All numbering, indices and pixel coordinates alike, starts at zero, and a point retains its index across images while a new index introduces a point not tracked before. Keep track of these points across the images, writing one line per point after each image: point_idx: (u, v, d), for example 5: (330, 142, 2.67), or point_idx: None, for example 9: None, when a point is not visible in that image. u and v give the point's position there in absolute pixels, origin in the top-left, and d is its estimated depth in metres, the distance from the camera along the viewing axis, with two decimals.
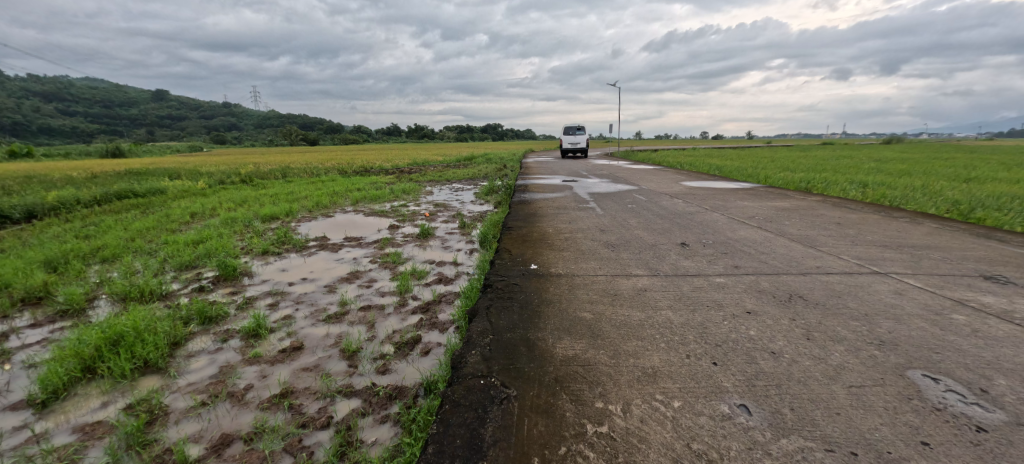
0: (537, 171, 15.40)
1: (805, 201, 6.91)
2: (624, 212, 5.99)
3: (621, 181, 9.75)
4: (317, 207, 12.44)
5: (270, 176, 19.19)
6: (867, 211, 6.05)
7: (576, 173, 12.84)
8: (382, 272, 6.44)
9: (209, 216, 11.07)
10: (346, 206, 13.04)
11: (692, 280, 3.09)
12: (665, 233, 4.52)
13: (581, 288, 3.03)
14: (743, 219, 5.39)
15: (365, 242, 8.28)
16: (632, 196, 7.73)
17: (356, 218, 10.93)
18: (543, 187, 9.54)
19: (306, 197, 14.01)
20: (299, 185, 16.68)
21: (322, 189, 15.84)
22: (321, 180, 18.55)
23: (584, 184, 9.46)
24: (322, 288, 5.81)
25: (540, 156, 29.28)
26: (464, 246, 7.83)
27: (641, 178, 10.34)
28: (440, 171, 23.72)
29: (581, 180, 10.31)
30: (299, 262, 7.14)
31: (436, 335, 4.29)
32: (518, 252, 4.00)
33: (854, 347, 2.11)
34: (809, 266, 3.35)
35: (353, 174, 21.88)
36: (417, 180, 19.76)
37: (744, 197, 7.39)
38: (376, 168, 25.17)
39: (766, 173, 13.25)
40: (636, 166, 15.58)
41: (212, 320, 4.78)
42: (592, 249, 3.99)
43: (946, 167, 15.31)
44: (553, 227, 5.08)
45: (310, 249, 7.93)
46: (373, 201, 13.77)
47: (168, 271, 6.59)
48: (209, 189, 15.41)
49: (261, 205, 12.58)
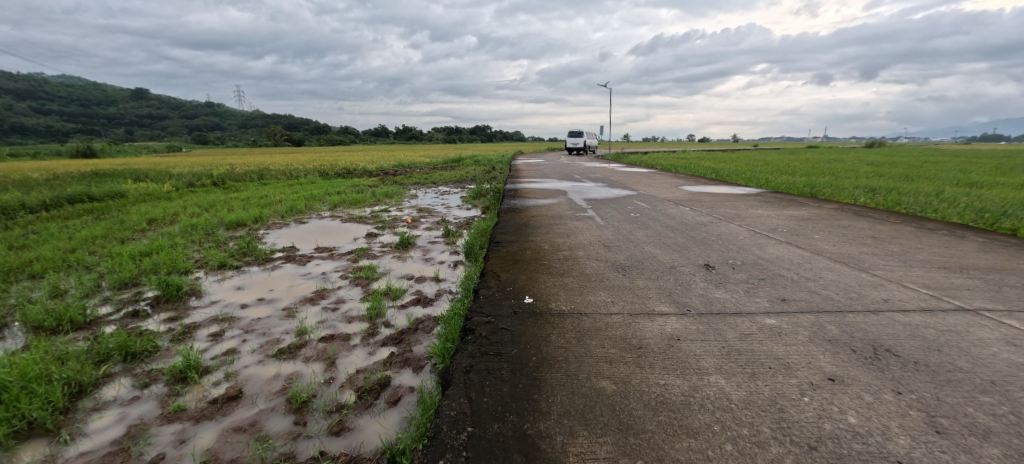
0: (527, 174, 14.67)
1: (823, 208, 6.29)
2: (628, 222, 5.27)
3: (617, 186, 9.06)
4: (290, 213, 11.53)
5: (244, 178, 18.11)
6: (896, 221, 5.44)
7: (568, 176, 12.13)
8: (351, 290, 5.61)
9: (169, 223, 10.10)
10: (322, 211, 12.15)
11: (734, 322, 2.38)
12: (682, 251, 3.82)
13: (593, 336, 2.31)
14: (763, 229, 4.71)
15: (337, 253, 7.44)
16: (633, 203, 7.01)
17: (331, 224, 10.03)
18: (534, 191, 8.78)
19: (279, 201, 13.04)
20: (274, 188, 15.68)
21: (299, 192, 14.89)
22: (299, 182, 17.56)
23: (578, 189, 8.76)
24: (279, 311, 4.98)
25: (530, 158, 28.61)
26: (447, 258, 7.04)
27: (638, 182, 9.65)
28: (426, 173, 22.88)
29: (574, 184, 9.59)
30: (258, 278, 6.27)
31: (409, 377, 3.52)
32: (508, 278, 3.25)
33: (1012, 450, 1.49)
34: (874, 299, 2.68)
35: (334, 176, 20.92)
36: (401, 183, 18.86)
37: (755, 203, 6.75)
38: (359, 170, 24.16)
39: (766, 177, 12.71)
40: (630, 169, 14.96)
41: (135, 357, 3.95)
42: (599, 272, 3.28)
43: (944, 172, 14.98)
44: (550, 240, 4.34)
45: (274, 261, 7.08)
46: (351, 206, 12.88)
47: (102, 292, 5.69)
48: (175, 192, 14.35)
49: (229, 211, 11.61)
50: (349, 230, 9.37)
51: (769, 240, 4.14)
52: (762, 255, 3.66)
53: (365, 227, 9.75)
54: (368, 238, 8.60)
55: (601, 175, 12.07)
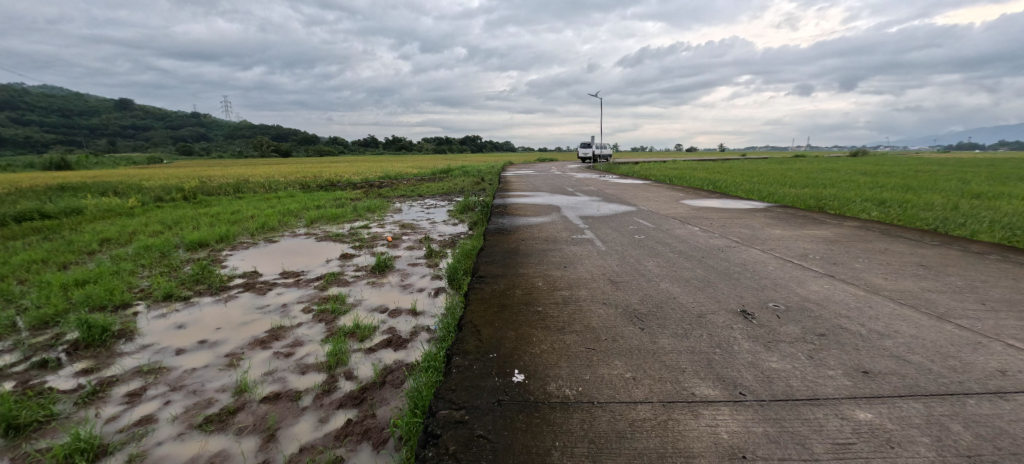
0: (516, 186, 13.96)
1: (843, 225, 5.71)
2: (633, 246, 4.59)
3: (614, 200, 8.40)
4: (261, 230, 10.65)
5: (217, 192, 17.11)
6: (930, 241, 4.87)
7: (560, 189, 11.45)
8: (312, 328, 4.80)
9: (122, 245, 9.15)
10: (297, 228, 11.30)
11: (813, 416, 1.79)
12: (707, 288, 3.13)
13: (615, 451, 1.66)
14: (792, 255, 4.06)
15: (303, 279, 6.60)
16: (634, 221, 6.33)
17: (303, 244, 9.17)
18: (523, 207, 8.08)
19: (250, 218, 12.12)
20: (248, 203, 14.75)
21: (274, 207, 14.02)
22: (276, 196, 16.64)
23: (572, 204, 8.09)
24: (220, 359, 4.17)
25: (519, 170, 28.07)
26: (428, 285, 6.26)
27: (636, 197, 9.02)
28: (413, 185, 22.14)
29: (568, 199, 8.91)
30: (206, 314, 5.41)
31: (365, 458, 2.73)
32: (492, 334, 2.55)
33: None
34: (980, 370, 2.06)
35: (315, 188, 20.05)
36: (385, 196, 18.02)
37: (768, 219, 6.16)
38: (342, 182, 23.29)
39: (765, 189, 12.22)
40: (623, 181, 14.39)
41: (18, 431, 3.11)
42: (610, 325, 2.61)
43: (943, 182, 14.61)
44: (543, 272, 3.62)
45: (230, 290, 6.24)
46: (329, 221, 12.02)
47: (14, 334, 4.80)
48: (139, 208, 13.35)
49: (194, 229, 10.71)
50: (321, 251, 8.52)
51: (807, 271, 3.49)
52: (806, 293, 3.00)
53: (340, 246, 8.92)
54: (341, 259, 7.79)
55: (595, 188, 11.40)
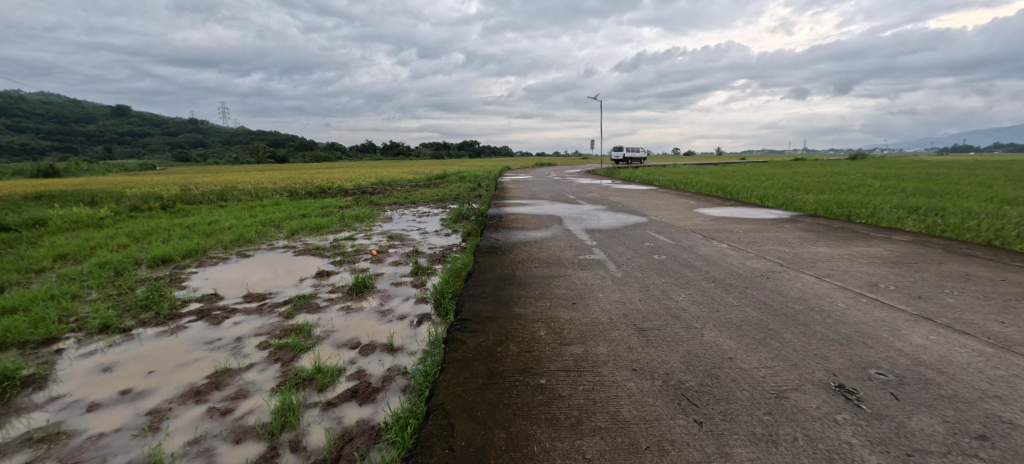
0: (513, 192, 13.12)
1: (892, 240, 4.93)
2: (655, 269, 3.78)
3: (622, 210, 7.59)
4: (236, 244, 9.79)
5: (199, 201, 16.22)
6: (1006, 260, 4.09)
7: (561, 196, 10.63)
8: (264, 372, 3.96)
9: (77, 261, 8.28)
10: (276, 240, 10.44)
11: None
12: (769, 340, 2.33)
13: None
14: (858, 283, 3.25)
15: (268, 304, 5.74)
16: (648, 234, 5.51)
17: (278, 260, 8.30)
18: (521, 216, 7.25)
19: (227, 230, 11.25)
20: (229, 212, 13.89)
21: (256, 217, 13.17)
22: (260, 204, 15.80)
23: (574, 215, 7.28)
24: (139, 419, 3.32)
25: (517, 175, 27.32)
26: (411, 311, 5.40)
27: (645, 206, 8.20)
28: (406, 192, 21.32)
29: (570, 208, 8.10)
30: (144, 351, 4.56)
31: None
32: (477, 439, 1.75)
33: None
34: None
35: (304, 196, 19.20)
36: (376, 204, 17.16)
37: (802, 232, 5.37)
38: (333, 188, 22.42)
39: (779, 194, 11.46)
40: (626, 187, 13.59)
41: None
42: (646, 419, 1.81)
43: (965, 186, 13.79)
44: (544, 311, 2.81)
45: (180, 318, 5.38)
46: (312, 232, 11.15)
47: None
48: (109, 219, 12.47)
49: (163, 243, 9.84)
50: (296, 268, 7.66)
51: (891, 311, 2.68)
52: (910, 353, 2.20)
53: (318, 262, 8.06)
54: (316, 278, 6.92)
55: (598, 196, 10.60)
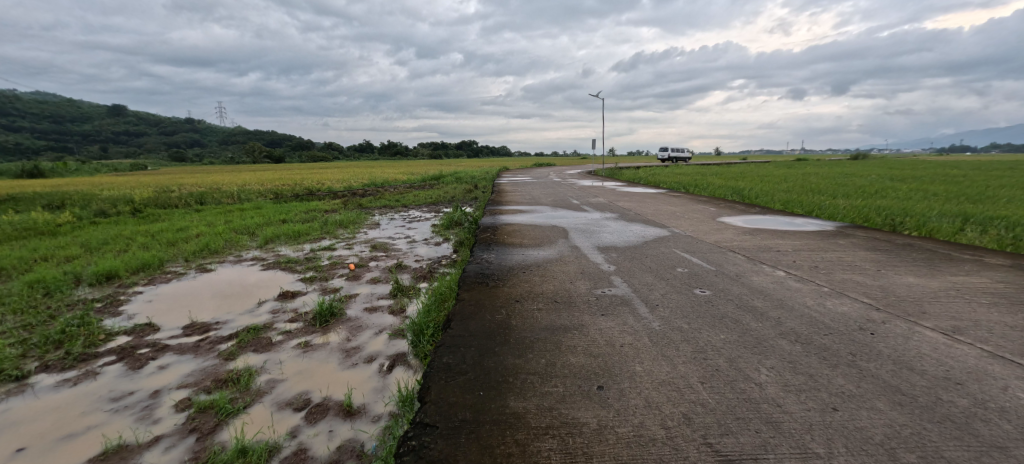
0: (511, 196, 12.06)
1: (989, 264, 3.90)
2: (703, 313, 2.74)
3: (636, 220, 6.55)
4: (198, 256, 8.73)
5: (173, 204, 15.12)
6: None
7: (563, 201, 9.56)
8: (169, 453, 2.91)
9: (9, 278, 7.21)
10: (245, 249, 9.38)
11: None
12: None
13: None
14: (1014, 347, 2.21)
15: (209, 339, 4.69)
16: (675, 253, 4.45)
17: (240, 280, 7.23)
18: (518, 226, 6.22)
19: (193, 239, 10.14)
20: (202, 217, 12.76)
21: (230, 223, 12.09)
22: (239, 208, 14.72)
23: (580, 225, 6.24)
24: None
25: (516, 176, 26.27)
26: (382, 349, 4.34)
27: (661, 215, 7.14)
28: (399, 194, 20.24)
29: (575, 217, 7.04)
30: (28, 412, 3.51)
31: None
32: None
33: None
34: None
35: (290, 198, 18.12)
36: (364, 208, 16.07)
37: (867, 252, 4.33)
38: (322, 190, 21.29)
39: (803, 198, 10.44)
40: (634, 190, 12.55)
41: None
42: None
43: (999, 189, 12.78)
44: (555, 411, 1.77)
45: (94, 360, 4.33)
46: (289, 241, 10.08)
47: None
48: (68, 226, 11.39)
49: (117, 254, 8.76)
50: (258, 289, 6.60)
51: None
52: None
53: (286, 281, 7.00)
54: (276, 302, 5.86)
55: (604, 200, 9.55)
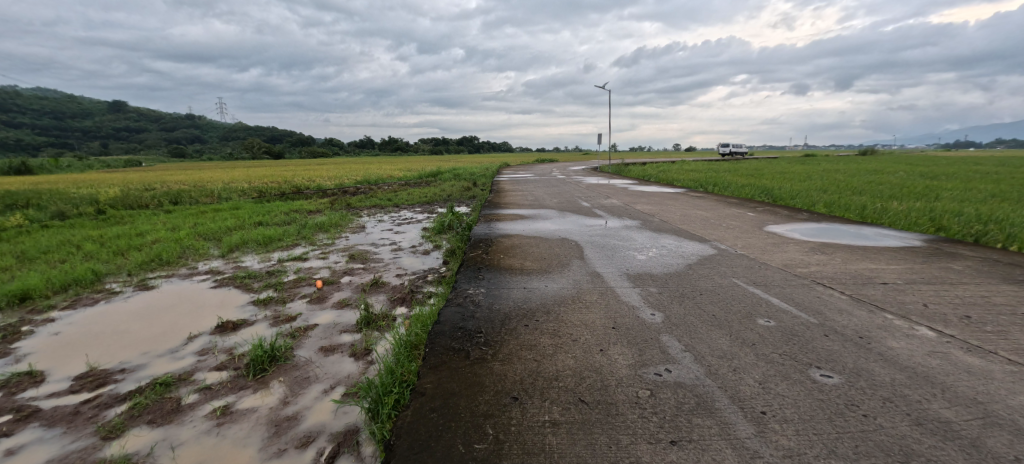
0: (511, 196, 10.77)
1: None
2: (863, 440, 1.49)
3: (664, 231, 5.29)
4: (146, 268, 7.48)
5: (144, 204, 13.86)
6: None
7: (570, 202, 8.29)
8: None
9: None
10: (204, 259, 8.13)
11: None
12: None
13: None
14: None
15: (97, 402, 3.46)
16: (739, 285, 3.15)
17: (181, 300, 5.92)
18: (518, 238, 4.94)
19: (147, 247, 8.86)
20: (168, 220, 11.47)
21: (199, 226, 10.83)
22: (215, 209, 13.48)
23: (595, 238, 4.97)
24: None
25: (518, 173, 24.98)
26: (325, 422, 3.07)
27: (692, 222, 5.86)
28: (393, 192, 18.99)
29: (588, 225, 5.76)
30: None
31: None
32: None
33: None
34: None
35: (276, 197, 16.88)
36: (353, 208, 14.80)
37: (1010, 286, 3.06)
38: (310, 188, 20.01)
39: (844, 199, 9.16)
40: (648, 189, 11.25)
41: None
42: None
43: None
44: None
45: None
46: (257, 248, 8.84)
47: None
48: (14, 230, 10.14)
49: (51, 265, 7.51)
50: (195, 316, 5.27)
51: None
52: None
53: (236, 303, 5.69)
54: (208, 339, 4.57)
55: (618, 202, 8.26)
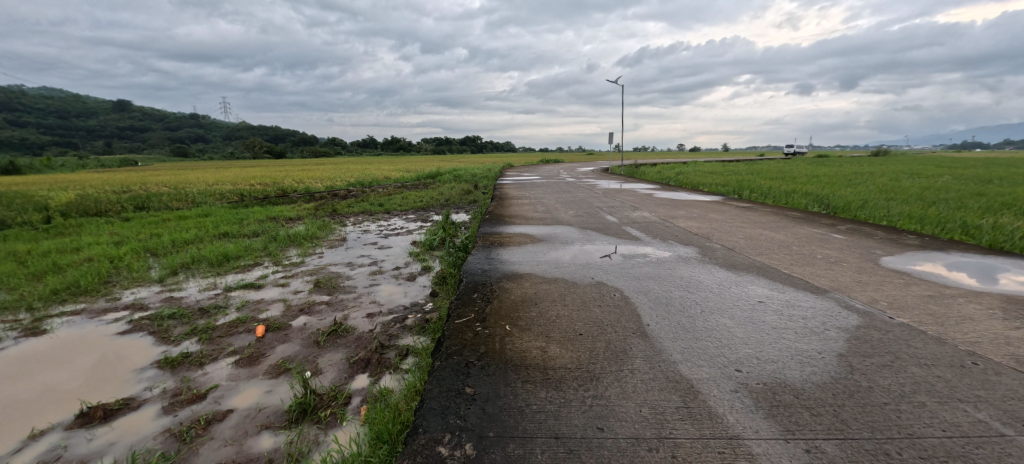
0: (516, 205, 9.13)
1: None
2: None
3: (742, 269, 3.66)
4: (54, 301, 5.88)
5: (103, 211, 12.31)
6: None
7: (591, 215, 6.66)
8: None
9: None
10: (134, 286, 6.53)
11: None
12: None
13: None
14: None
15: None
16: (1005, 439, 1.52)
17: (64, 357, 4.31)
18: (530, 282, 3.30)
19: (74, 267, 7.27)
20: (117, 232, 9.86)
21: (150, 239, 9.26)
22: (181, 216, 11.91)
23: (646, 280, 3.31)
24: None
25: (522, 175, 23.43)
26: None
27: (772, 252, 4.20)
28: (387, 196, 17.42)
29: (628, 257, 4.13)
30: None
31: None
32: None
33: None
34: None
35: (256, 202, 15.32)
36: (338, 214, 13.25)
37: None
38: (297, 191, 18.48)
39: (923, 211, 7.49)
40: (677, 196, 9.61)
41: None
42: None
43: None
44: None
45: None
46: (207, 269, 7.24)
47: None
48: None
49: None
50: (61, 392, 3.66)
51: None
52: None
53: (132, 366, 4.06)
54: (48, 448, 2.94)
55: (651, 215, 6.60)
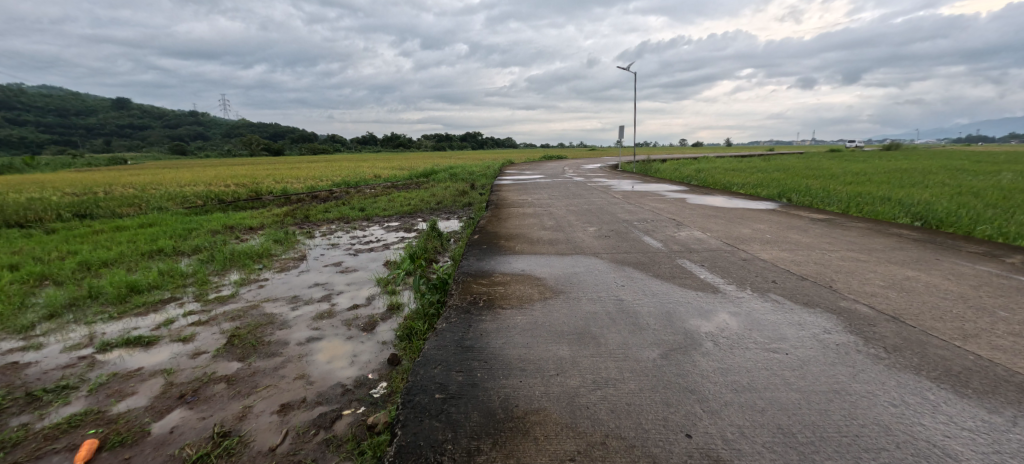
0: (517, 216, 7.22)
1: None
2: None
3: (988, 390, 1.75)
4: None
5: (29, 221, 10.38)
6: None
7: (623, 236, 4.73)
8: None
9: None
10: None
11: None
12: None
13: None
14: None
15: None
16: None
17: None
18: (542, 456, 1.39)
19: None
20: (25, 250, 7.96)
21: (56, 260, 7.35)
22: (119, 227, 10.00)
23: (819, 453, 1.39)
24: None
25: (524, 173, 21.48)
26: None
27: (983, 331, 2.30)
28: (373, 198, 15.44)
29: (723, 340, 2.22)
30: None
31: None
32: None
33: None
34: None
35: (221, 207, 13.39)
36: (310, 221, 11.33)
37: None
38: (273, 193, 16.55)
39: None
40: (718, 203, 7.67)
41: None
42: None
43: None
44: None
45: None
46: (96, 309, 5.34)
47: None
48: None
49: None
50: None
51: None
52: None
53: None
54: None
55: (708, 236, 4.65)
